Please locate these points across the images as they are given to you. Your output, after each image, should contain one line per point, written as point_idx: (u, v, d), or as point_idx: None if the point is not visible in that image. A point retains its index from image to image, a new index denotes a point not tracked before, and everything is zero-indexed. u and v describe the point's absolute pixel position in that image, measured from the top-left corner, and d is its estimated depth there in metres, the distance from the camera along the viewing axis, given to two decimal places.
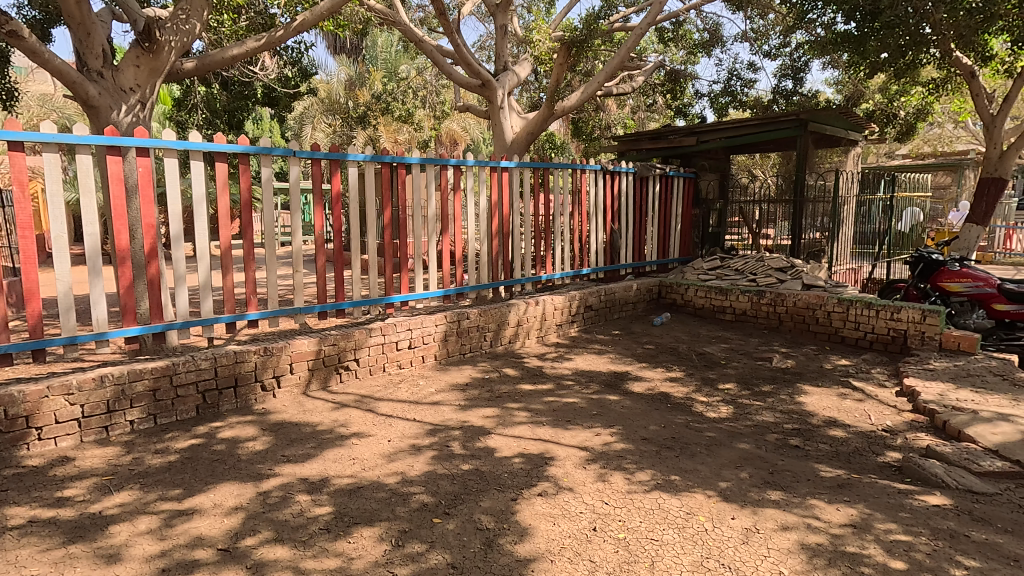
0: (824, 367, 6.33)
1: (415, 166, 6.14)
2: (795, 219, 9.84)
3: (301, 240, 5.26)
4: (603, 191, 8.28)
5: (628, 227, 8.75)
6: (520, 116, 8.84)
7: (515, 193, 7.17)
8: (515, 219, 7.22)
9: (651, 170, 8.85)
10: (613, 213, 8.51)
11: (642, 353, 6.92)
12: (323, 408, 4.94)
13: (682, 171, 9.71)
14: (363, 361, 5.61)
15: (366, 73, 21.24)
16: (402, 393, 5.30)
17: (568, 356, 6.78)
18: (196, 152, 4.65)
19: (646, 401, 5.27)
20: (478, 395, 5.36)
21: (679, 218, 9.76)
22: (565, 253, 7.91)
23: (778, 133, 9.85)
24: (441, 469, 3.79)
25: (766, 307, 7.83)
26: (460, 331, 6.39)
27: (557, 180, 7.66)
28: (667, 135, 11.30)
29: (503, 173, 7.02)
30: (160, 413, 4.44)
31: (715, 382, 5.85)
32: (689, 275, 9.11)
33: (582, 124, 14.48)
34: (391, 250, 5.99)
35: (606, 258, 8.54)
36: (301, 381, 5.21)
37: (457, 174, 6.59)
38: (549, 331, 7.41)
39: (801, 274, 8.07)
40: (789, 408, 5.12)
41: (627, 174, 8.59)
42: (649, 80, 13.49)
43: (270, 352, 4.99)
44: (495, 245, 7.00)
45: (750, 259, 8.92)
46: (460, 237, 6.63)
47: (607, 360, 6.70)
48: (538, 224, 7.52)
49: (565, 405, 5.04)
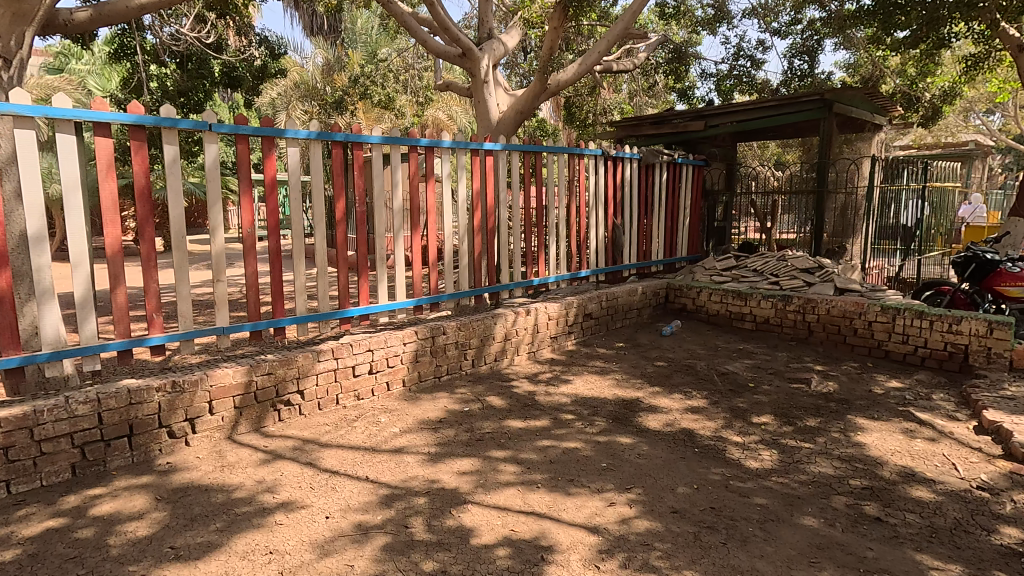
0: (873, 392, 5.27)
1: (377, 145, 4.91)
2: (819, 212, 8.74)
3: (223, 241, 4.05)
4: (603, 179, 7.10)
5: (633, 222, 7.61)
6: (507, 94, 7.65)
7: (501, 181, 5.97)
8: (503, 213, 6.04)
9: (658, 156, 7.71)
10: (616, 205, 7.37)
11: (652, 373, 5.82)
12: (250, 461, 3.78)
13: (692, 158, 8.57)
14: (309, 393, 4.47)
15: (345, 57, 19.93)
16: (356, 438, 4.15)
17: (566, 379, 5.66)
18: (65, 122, 3.41)
19: (668, 444, 4.16)
20: (454, 437, 4.23)
21: (687, 212, 8.63)
22: (561, 252, 6.76)
23: (798, 116, 8.69)
24: (393, 572, 2.65)
25: (792, 315, 6.76)
26: (434, 349, 5.25)
27: (549, 164, 6.48)
28: (670, 120, 10.28)
29: (486, 156, 5.81)
30: (15, 478, 3.27)
31: (747, 414, 4.76)
32: (700, 276, 8.03)
33: (575, 109, 13.40)
34: (347, 250, 4.77)
35: (607, 257, 7.40)
36: (224, 425, 4.04)
37: (430, 157, 5.38)
38: (542, 346, 6.29)
39: (833, 276, 6.99)
40: (847, 454, 4.04)
41: (631, 160, 7.44)
42: (649, 60, 12.35)
43: (180, 388, 3.81)
44: (479, 244, 5.80)
45: (770, 258, 7.83)
46: (434, 234, 5.42)
47: (612, 382, 5.60)
48: (529, 217, 6.33)
49: (565, 453, 3.92)
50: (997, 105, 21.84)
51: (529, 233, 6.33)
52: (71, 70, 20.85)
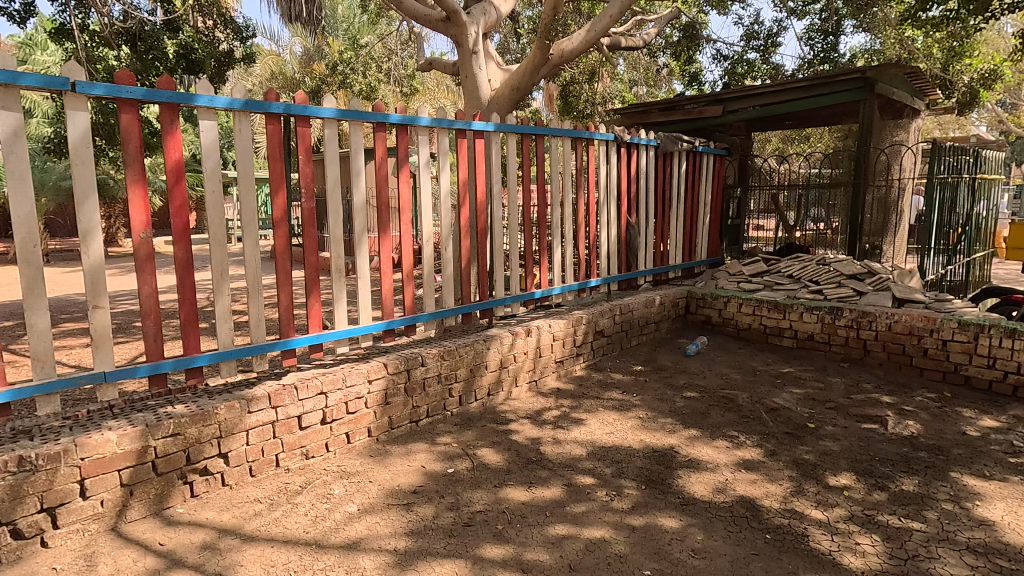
0: (967, 434, 4.16)
1: (329, 121, 3.69)
2: (857, 208, 7.63)
3: (101, 251, 2.85)
4: (615, 170, 5.94)
5: (648, 221, 6.46)
6: (500, 69, 6.48)
7: (494, 171, 4.79)
8: (496, 211, 4.85)
9: (677, 143, 6.56)
10: (630, 201, 6.22)
11: (683, 409, 4.69)
12: (134, 572, 2.60)
13: (713, 147, 7.44)
14: (236, 457, 3.29)
15: (325, 45, 18.64)
16: (297, 525, 2.98)
17: (577, 418, 4.53)
18: None
19: (728, 528, 3.02)
20: (434, 520, 3.06)
21: (707, 209, 7.51)
22: (567, 257, 5.61)
23: (834, 98, 7.55)
24: None
25: (842, 330, 5.66)
26: (410, 387, 4.12)
27: (551, 152, 5.30)
28: (682, 105, 9.15)
29: (475, 139, 4.62)
30: None
31: (819, 471, 3.64)
32: (724, 283, 6.93)
33: (572, 98, 12.24)
34: (288, 262, 3.57)
35: (619, 263, 6.26)
36: (106, 512, 2.86)
37: (402, 141, 4.18)
38: (546, 373, 5.16)
39: (888, 284, 5.91)
40: (977, 541, 2.92)
41: (646, 147, 6.29)
42: (655, 43, 11.21)
43: (30, 466, 2.61)
44: (467, 249, 4.62)
45: (807, 262, 6.73)
46: (409, 239, 4.25)
47: (635, 421, 4.47)
48: (528, 216, 5.15)
49: (590, 550, 2.77)
50: (1010, 95, 20.87)
51: (529, 234, 5.16)
52: (33, 63, 19.28)
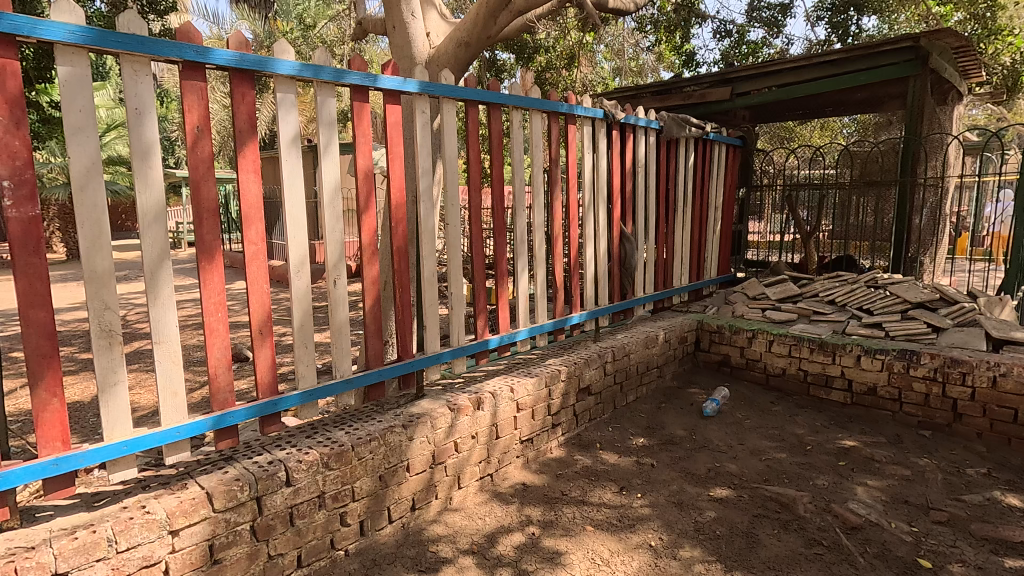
0: None
1: (67, 51, 1.89)
2: (905, 213, 6.06)
3: None
4: (605, 161, 4.25)
5: (649, 231, 4.80)
6: (445, 22, 4.74)
7: (421, 157, 3.05)
8: (426, 220, 3.11)
9: (685, 127, 4.93)
10: (624, 203, 4.53)
11: (717, 526, 3.04)
12: None
13: (726, 135, 5.83)
14: None
15: (274, 29, 16.61)
16: None
17: (552, 551, 2.85)
18: None
19: None
20: None
21: (718, 215, 5.90)
22: (542, 285, 3.87)
23: (875, 74, 5.97)
24: None
25: (920, 384, 4.08)
26: (262, 526, 2.39)
27: (512, 131, 3.59)
28: (681, 87, 7.45)
29: (386, 105, 2.88)
30: None
31: None
32: (745, 311, 5.33)
33: (550, 85, 10.54)
34: None
35: (613, 289, 4.55)
36: None
37: (250, 100, 2.37)
38: (506, 462, 3.49)
39: (977, 318, 4.34)
40: None
41: (645, 131, 4.63)
42: (646, 19, 9.56)
43: None
44: (375, 281, 2.87)
45: (854, 284, 5.16)
46: (264, 270, 2.46)
47: (644, 557, 2.80)
48: (478, 226, 3.42)
49: None
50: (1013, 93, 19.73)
51: (480, 253, 3.43)
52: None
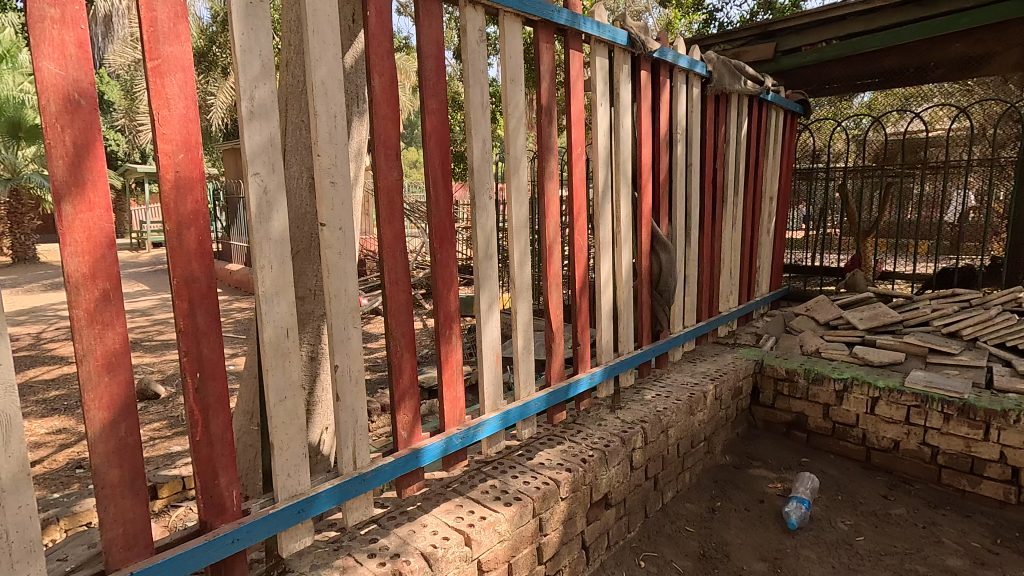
0: None
1: None
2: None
3: None
4: (627, 120, 2.59)
5: (690, 234, 3.16)
6: None
7: (246, 76, 1.35)
8: (274, 219, 1.42)
9: (739, 78, 3.29)
10: (657, 190, 2.87)
11: None
12: None
13: (786, 98, 4.18)
14: None
15: None
16: None
17: None
18: None
19: None
20: None
21: (772, 209, 4.27)
22: (531, 332, 2.19)
23: (983, 15, 4.36)
24: None
25: None
26: None
27: (468, 50, 1.91)
28: (708, 46, 5.86)
29: None
30: None
31: None
32: (821, 347, 3.71)
33: None
34: None
35: (646, 325, 2.88)
36: None
37: None
38: None
39: None
40: None
41: (684, 81, 2.98)
42: None
43: None
44: (116, 366, 1.20)
45: (987, 310, 3.55)
46: None
47: None
48: (400, 230, 1.73)
49: None
50: None
51: (403, 283, 1.74)
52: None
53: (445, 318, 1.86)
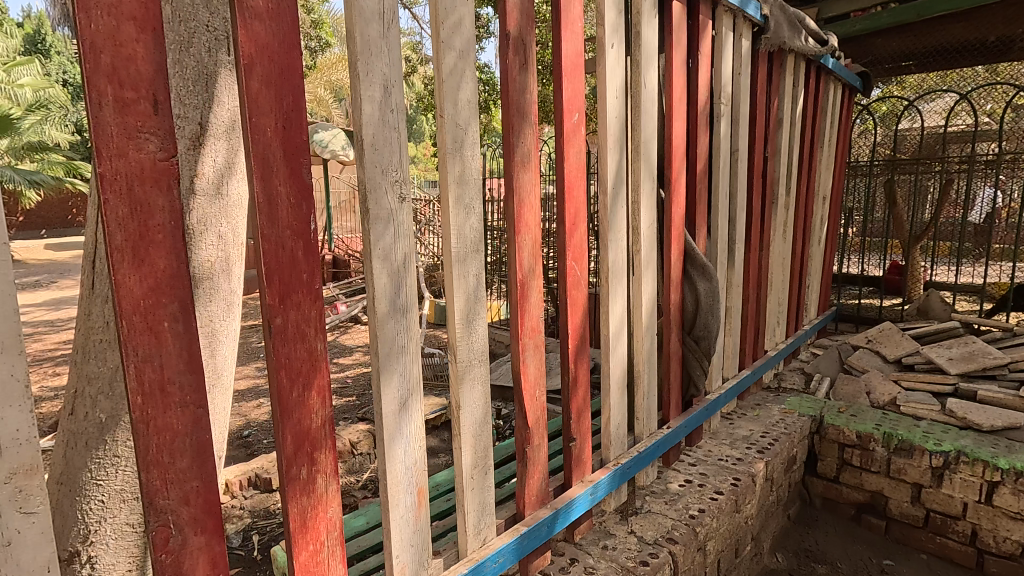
0: None
1: None
2: None
3: None
4: (650, 77, 1.66)
5: (735, 251, 2.22)
6: None
7: None
8: None
9: (798, 31, 2.35)
10: (691, 186, 1.92)
11: None
12: None
13: (847, 69, 3.23)
14: None
15: None
16: None
17: None
18: None
19: None
20: None
21: (825, 211, 3.33)
22: (489, 439, 1.24)
23: None
24: None
25: None
26: None
27: None
28: None
29: None
30: None
31: None
32: (901, 399, 2.77)
33: None
34: None
35: (676, 388, 1.93)
36: None
37: None
38: None
39: None
40: None
41: (730, 27, 2.05)
42: None
43: None
44: None
45: None
46: None
47: None
48: (178, 277, 0.77)
49: None
50: None
51: (185, 392, 0.79)
52: None
53: (298, 450, 0.91)
